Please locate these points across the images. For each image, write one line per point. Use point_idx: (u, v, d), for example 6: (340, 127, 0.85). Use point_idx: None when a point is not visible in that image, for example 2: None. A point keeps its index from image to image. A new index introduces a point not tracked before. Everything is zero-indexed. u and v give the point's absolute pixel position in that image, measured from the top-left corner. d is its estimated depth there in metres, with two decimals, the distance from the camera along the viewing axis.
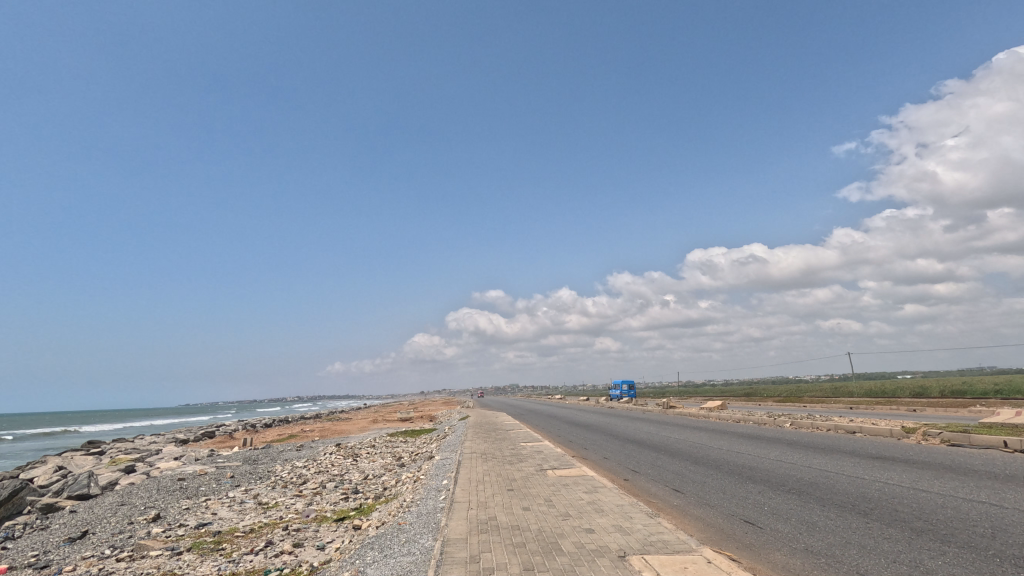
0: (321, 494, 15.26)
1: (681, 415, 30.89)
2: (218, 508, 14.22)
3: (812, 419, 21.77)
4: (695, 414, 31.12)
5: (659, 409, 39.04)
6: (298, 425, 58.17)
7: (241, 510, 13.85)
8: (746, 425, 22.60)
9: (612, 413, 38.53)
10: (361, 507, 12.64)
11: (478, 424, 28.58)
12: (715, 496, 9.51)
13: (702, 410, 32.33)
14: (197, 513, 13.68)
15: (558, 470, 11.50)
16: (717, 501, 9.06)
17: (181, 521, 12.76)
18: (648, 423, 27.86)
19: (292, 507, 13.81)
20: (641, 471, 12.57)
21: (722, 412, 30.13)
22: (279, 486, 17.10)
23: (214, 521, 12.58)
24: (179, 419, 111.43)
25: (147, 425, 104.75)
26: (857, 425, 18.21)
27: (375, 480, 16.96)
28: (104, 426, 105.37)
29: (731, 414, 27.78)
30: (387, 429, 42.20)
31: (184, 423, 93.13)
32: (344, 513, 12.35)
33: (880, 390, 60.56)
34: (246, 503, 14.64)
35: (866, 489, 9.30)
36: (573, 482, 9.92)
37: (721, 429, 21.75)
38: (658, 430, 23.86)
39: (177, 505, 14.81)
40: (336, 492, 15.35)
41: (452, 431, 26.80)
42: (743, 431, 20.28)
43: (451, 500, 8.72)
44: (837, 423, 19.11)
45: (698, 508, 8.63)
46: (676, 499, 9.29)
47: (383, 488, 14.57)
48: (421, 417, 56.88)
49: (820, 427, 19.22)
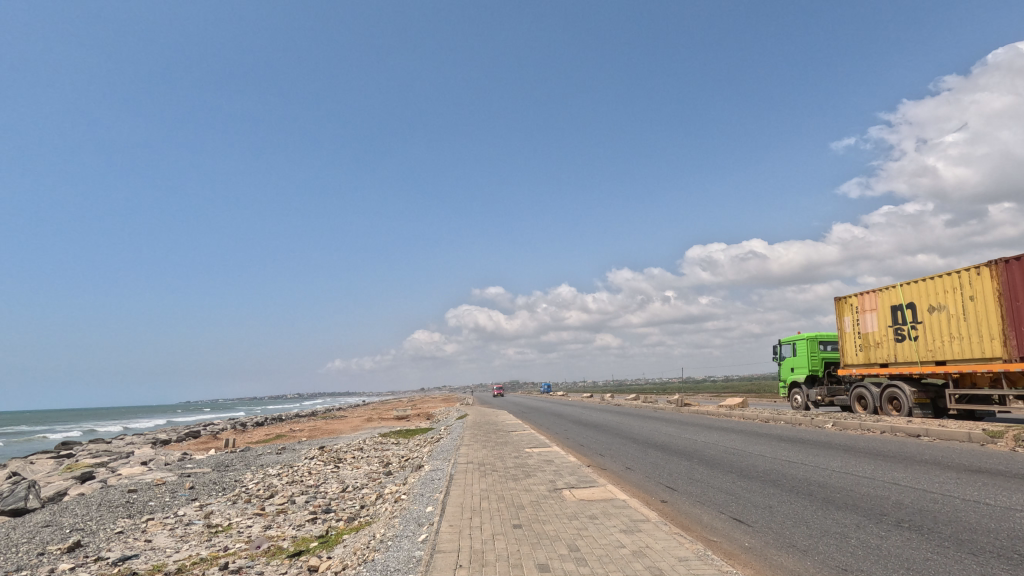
0: (285, 515, 12.62)
1: (699, 415, 28.18)
2: (156, 533, 11.65)
3: (856, 418, 19.21)
4: (715, 412, 28.42)
5: (672, 405, 36.25)
6: (288, 424, 55.57)
7: (182, 535, 11.30)
8: (780, 426, 19.99)
9: (621, 411, 35.80)
10: (325, 537, 10.00)
11: (478, 424, 25.94)
12: (797, 531, 6.96)
13: (722, 408, 29.56)
14: (127, 541, 11.10)
15: (576, 491, 8.85)
16: (807, 544, 6.43)
17: (99, 555, 10.14)
18: (665, 422, 25.24)
19: (245, 533, 11.21)
20: (677, 490, 9.97)
21: (746, 411, 27.35)
22: (240, 502, 14.43)
23: (141, 555, 9.98)
24: (172, 419, 108.62)
25: (135, 424, 101.79)
26: (921, 426, 15.55)
27: (354, 493, 14.41)
28: (92, 424, 102.58)
29: (756, 413, 25.16)
30: (380, 429, 39.63)
31: (172, 423, 90.12)
32: (304, 545, 9.68)
33: None
34: (192, 527, 12.04)
35: (1010, 525, 6.67)
36: (602, 513, 7.28)
37: (753, 430, 19.11)
38: (678, 431, 21.23)
39: (108, 528, 12.22)
40: (305, 510, 12.78)
41: (448, 433, 24.20)
42: (781, 433, 17.60)
43: (430, 549, 6.02)
44: (894, 423, 16.49)
45: (785, 556, 6.08)
46: (746, 538, 6.75)
47: (358, 509, 11.92)
48: (420, 415, 54.08)
49: (873, 428, 16.57)
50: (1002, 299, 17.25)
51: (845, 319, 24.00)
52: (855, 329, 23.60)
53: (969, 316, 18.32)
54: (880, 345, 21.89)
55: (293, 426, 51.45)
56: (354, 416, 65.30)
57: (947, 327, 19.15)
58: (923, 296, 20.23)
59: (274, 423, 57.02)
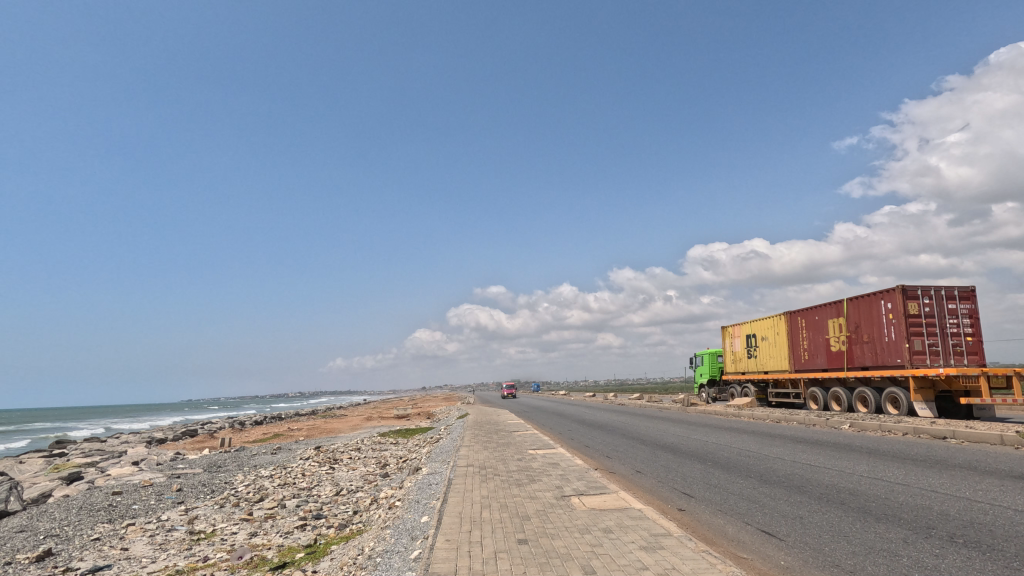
0: (274, 520, 11.87)
1: (707, 415, 27.38)
2: (134, 540, 10.90)
3: (873, 419, 18.41)
4: (722, 412, 27.71)
5: (677, 405, 35.44)
6: (288, 423, 54.81)
7: (162, 543, 10.54)
8: (793, 426, 19.19)
9: (626, 411, 34.97)
10: (313, 547, 9.24)
11: (478, 424, 25.16)
12: (839, 548, 6.17)
13: (730, 408, 28.80)
14: (102, 549, 10.35)
15: (586, 499, 8.11)
16: (852, 563, 5.64)
17: (68, 565, 9.38)
18: (672, 422, 24.43)
19: (228, 540, 10.44)
20: (694, 497, 9.19)
21: (755, 411, 26.58)
22: (228, 506, 13.67)
23: (113, 565, 9.20)
24: (173, 417, 108.15)
25: (135, 422, 101.31)
26: (946, 428, 14.77)
27: (348, 497, 13.65)
28: (91, 422, 101.98)
29: (766, 413, 24.43)
30: (379, 428, 38.92)
31: (172, 421, 89.43)
32: (289, 556, 8.91)
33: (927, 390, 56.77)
34: (173, 533, 11.26)
35: None
36: (617, 526, 6.51)
37: (766, 431, 18.33)
38: (687, 432, 20.42)
39: (83, 534, 11.46)
40: (295, 515, 12.03)
41: (448, 433, 23.42)
42: (797, 435, 16.78)
43: (423, 569, 5.23)
44: (916, 425, 15.71)
45: None
46: (780, 556, 6.00)
47: (351, 515, 11.16)
48: (420, 415, 53.33)
49: (894, 430, 15.77)
50: (789, 335, 27.87)
51: (727, 341, 34.43)
52: (731, 349, 34.08)
53: (779, 341, 28.66)
54: (738, 359, 32.70)
55: (291, 425, 50.62)
56: (353, 415, 64.03)
57: (770, 349, 29.55)
58: (749, 326, 32.37)
59: (274, 423, 56.27)
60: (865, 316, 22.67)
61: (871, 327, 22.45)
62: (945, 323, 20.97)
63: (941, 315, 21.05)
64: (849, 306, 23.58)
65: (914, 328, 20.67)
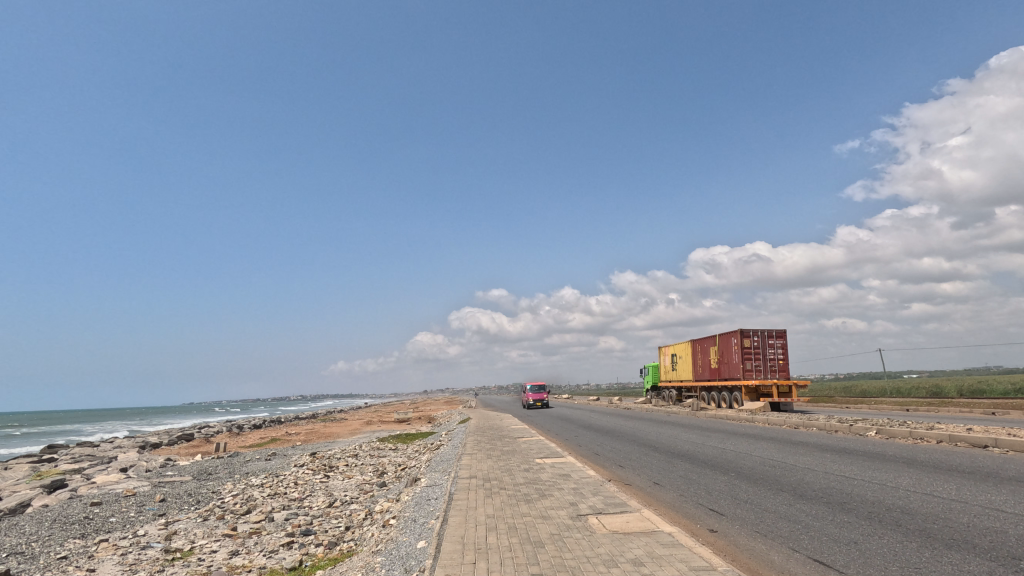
0: (259, 536, 10.88)
1: (718, 420, 26.35)
2: (102, 560, 9.88)
3: (900, 425, 17.38)
4: (734, 417, 26.75)
5: (685, 409, 34.49)
6: (289, 427, 53.83)
7: (132, 564, 9.51)
8: (813, 433, 18.20)
9: (632, 415, 33.92)
10: (297, 572, 8.23)
11: (481, 430, 24.18)
12: None
13: (743, 412, 27.81)
14: (66, 570, 9.35)
15: (605, 519, 7.12)
16: None
17: None
18: (682, 428, 23.38)
19: (206, 561, 9.42)
20: (725, 516, 8.19)
21: (769, 416, 25.61)
22: (212, 519, 12.69)
23: None
24: (174, 421, 107.43)
25: (134, 425, 100.41)
26: (983, 434, 13.77)
27: (341, 509, 12.63)
28: (91, 426, 101.13)
29: (782, 418, 23.40)
30: (378, 432, 38.03)
31: (171, 424, 88.42)
32: None
33: (930, 391, 56.64)
34: (147, 551, 10.26)
35: None
36: (648, 558, 5.48)
37: (785, 438, 17.33)
38: (700, 438, 19.42)
39: (50, 552, 10.51)
40: (282, 531, 11.03)
41: (449, 439, 22.37)
42: (820, 442, 15.80)
43: None
44: (950, 432, 14.70)
45: None
46: None
47: (342, 532, 10.17)
48: (422, 419, 52.47)
49: (924, 437, 14.81)
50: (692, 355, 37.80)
51: (663, 356, 44.45)
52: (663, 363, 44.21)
53: (687, 360, 38.78)
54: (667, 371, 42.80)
55: (291, 429, 49.64)
56: (356, 419, 63.36)
57: (682, 365, 39.61)
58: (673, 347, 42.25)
59: (274, 426, 55.32)
60: (725, 345, 32.50)
61: (729, 353, 32.25)
62: (767, 350, 31.31)
63: (765, 346, 31.21)
64: (718, 338, 33.36)
65: (747, 355, 30.87)
